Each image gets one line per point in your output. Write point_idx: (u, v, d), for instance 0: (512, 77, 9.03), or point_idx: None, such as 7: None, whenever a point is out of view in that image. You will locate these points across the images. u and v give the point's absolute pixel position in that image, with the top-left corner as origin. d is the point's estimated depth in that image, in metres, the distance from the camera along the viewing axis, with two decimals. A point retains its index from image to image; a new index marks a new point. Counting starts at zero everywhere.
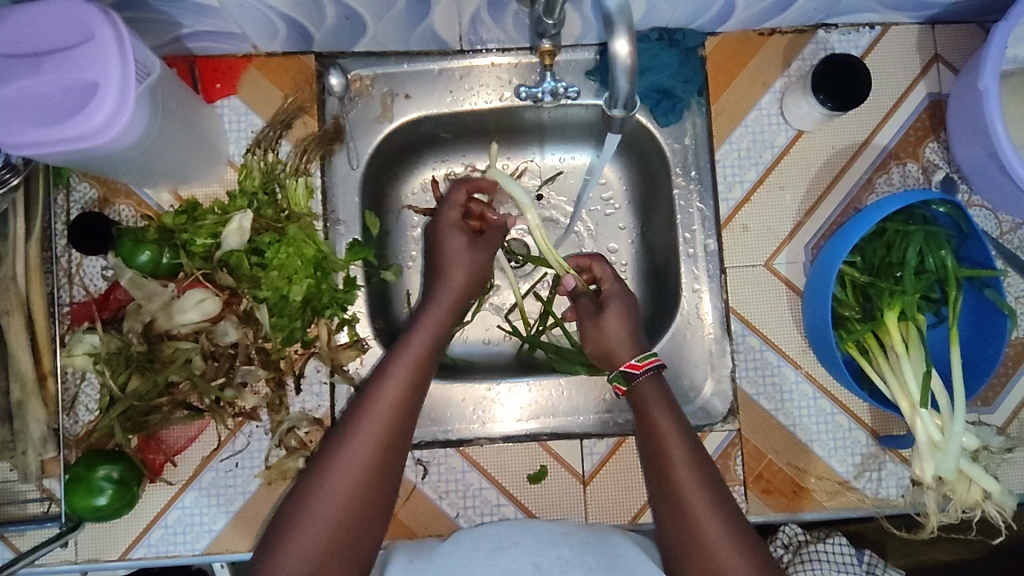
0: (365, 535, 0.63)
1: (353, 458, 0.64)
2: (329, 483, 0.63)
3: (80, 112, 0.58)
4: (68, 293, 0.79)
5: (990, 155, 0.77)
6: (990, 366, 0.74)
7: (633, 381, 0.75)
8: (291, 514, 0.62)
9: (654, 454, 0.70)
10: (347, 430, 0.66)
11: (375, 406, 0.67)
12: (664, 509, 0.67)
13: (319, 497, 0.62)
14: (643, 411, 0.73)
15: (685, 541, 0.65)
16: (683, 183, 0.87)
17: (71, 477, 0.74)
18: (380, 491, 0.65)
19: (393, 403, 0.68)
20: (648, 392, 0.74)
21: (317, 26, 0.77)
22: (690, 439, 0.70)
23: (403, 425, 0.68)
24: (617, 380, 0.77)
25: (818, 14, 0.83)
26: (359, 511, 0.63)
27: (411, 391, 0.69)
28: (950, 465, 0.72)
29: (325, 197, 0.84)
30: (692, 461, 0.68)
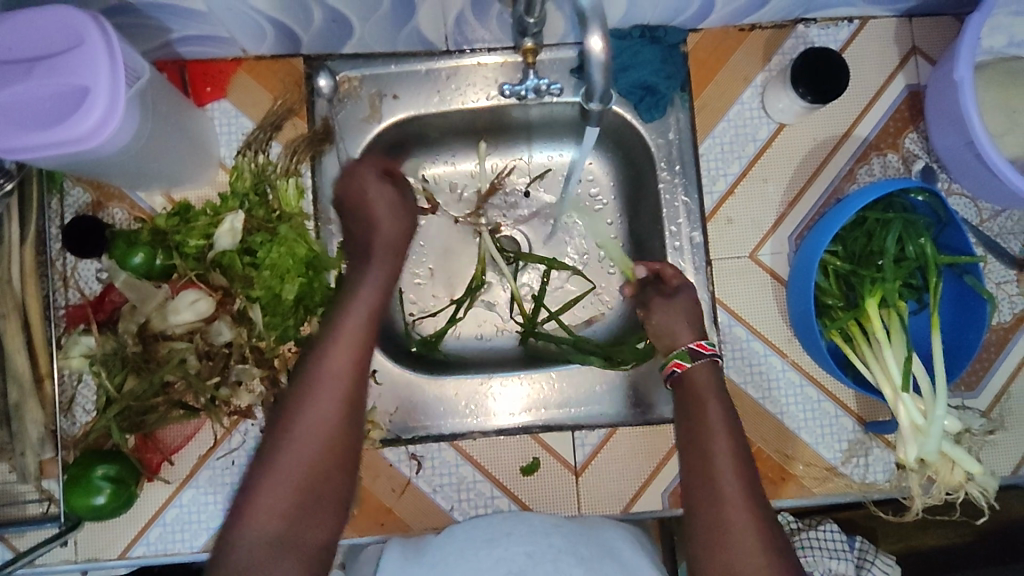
0: (332, 492, 0.64)
1: (314, 415, 0.65)
2: (290, 441, 0.64)
3: (71, 116, 0.59)
4: (64, 296, 0.80)
5: (967, 145, 0.79)
6: (970, 350, 0.76)
7: (699, 360, 0.77)
8: (256, 474, 0.64)
9: (697, 444, 0.71)
10: (304, 389, 0.67)
11: (331, 362, 0.68)
12: (694, 494, 0.69)
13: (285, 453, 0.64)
14: (696, 392, 0.75)
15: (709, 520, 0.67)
16: (668, 177, 0.87)
17: (70, 477, 0.75)
18: (344, 449, 0.66)
19: (348, 360, 0.68)
20: (698, 379, 0.76)
21: (304, 29, 0.79)
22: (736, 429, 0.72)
23: (358, 380, 0.68)
24: (681, 355, 0.77)
25: (796, 9, 0.84)
26: (325, 468, 0.64)
27: (363, 347, 0.70)
28: (933, 448, 0.74)
29: (316, 198, 0.85)
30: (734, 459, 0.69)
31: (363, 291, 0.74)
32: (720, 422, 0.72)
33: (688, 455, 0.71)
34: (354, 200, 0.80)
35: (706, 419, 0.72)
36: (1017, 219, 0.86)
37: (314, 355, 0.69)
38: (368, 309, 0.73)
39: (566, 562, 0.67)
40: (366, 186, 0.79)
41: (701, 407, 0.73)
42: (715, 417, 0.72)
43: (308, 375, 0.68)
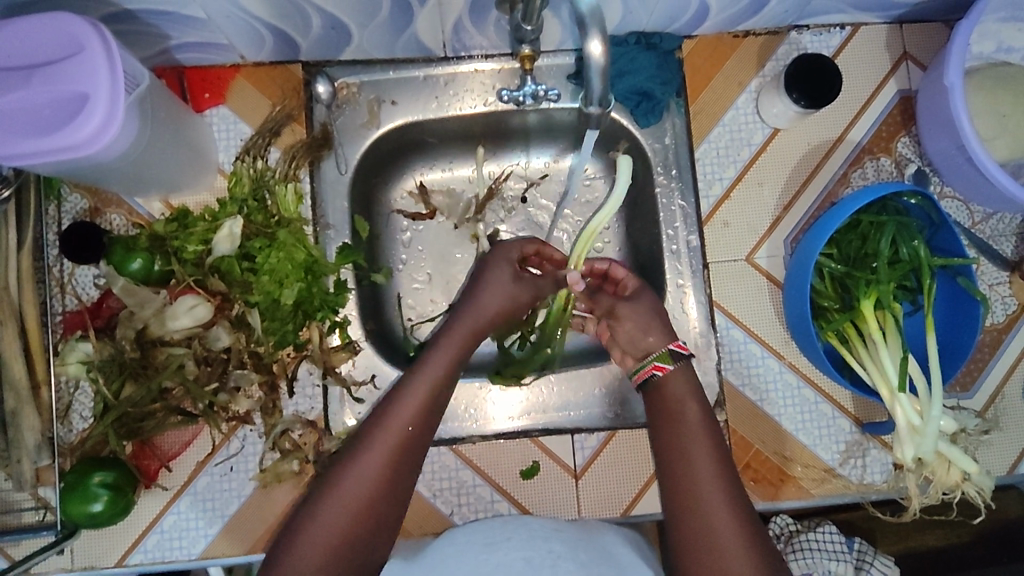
0: (383, 525, 0.67)
1: (380, 449, 0.68)
2: (353, 473, 0.67)
3: (70, 123, 0.59)
4: (61, 302, 0.80)
5: (958, 148, 0.80)
6: (964, 351, 0.76)
7: (677, 362, 0.78)
8: (316, 498, 0.66)
9: (675, 445, 0.73)
10: (375, 421, 0.70)
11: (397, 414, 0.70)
12: (675, 496, 0.71)
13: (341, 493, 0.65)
14: (669, 397, 0.77)
15: (693, 526, 0.68)
16: (665, 181, 0.88)
17: (67, 484, 0.74)
18: (400, 485, 0.68)
19: (421, 401, 0.71)
20: (674, 387, 0.77)
21: (303, 35, 0.79)
22: (714, 434, 0.74)
23: (427, 423, 0.71)
24: (660, 357, 0.78)
25: (789, 16, 0.86)
26: (381, 502, 0.67)
27: (438, 392, 0.72)
28: (929, 447, 0.74)
29: (315, 203, 0.85)
30: (715, 460, 0.71)
31: (446, 341, 0.77)
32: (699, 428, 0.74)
33: (669, 463, 0.73)
34: (481, 290, 0.81)
35: (684, 427, 0.74)
36: (1008, 221, 0.87)
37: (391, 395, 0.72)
38: (453, 357, 0.76)
39: (565, 567, 0.68)
40: (497, 282, 0.82)
41: (678, 414, 0.75)
42: (693, 423, 0.74)
43: (382, 410, 0.71)
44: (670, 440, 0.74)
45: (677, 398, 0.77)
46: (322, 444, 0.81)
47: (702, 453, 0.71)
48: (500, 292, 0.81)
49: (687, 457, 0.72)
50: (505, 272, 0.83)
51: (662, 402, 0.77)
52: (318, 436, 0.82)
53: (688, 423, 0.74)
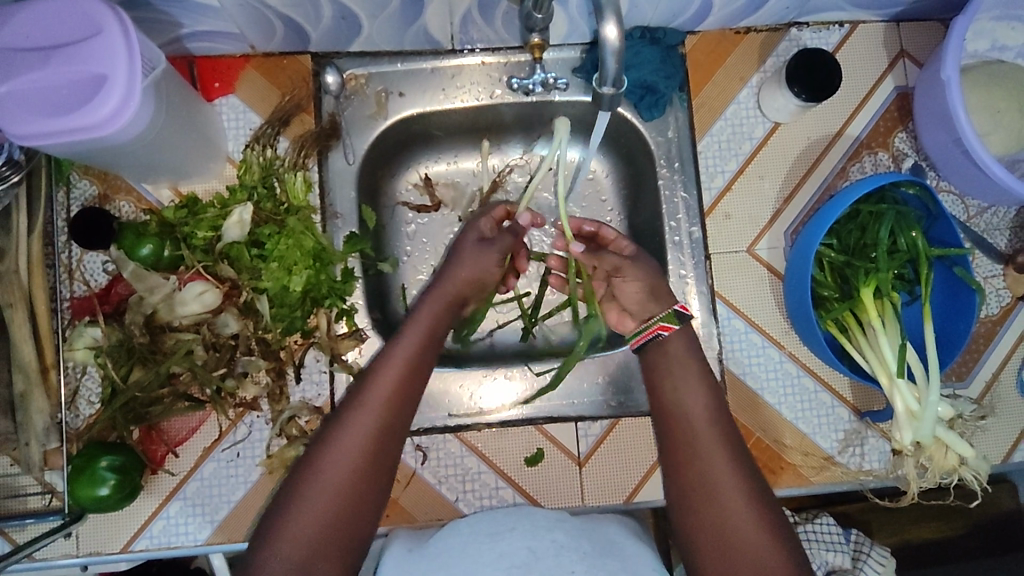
0: (371, 505, 0.66)
1: (354, 436, 0.66)
2: (332, 454, 0.65)
3: (88, 104, 0.60)
4: (69, 288, 0.80)
5: (954, 142, 0.82)
6: (961, 339, 0.78)
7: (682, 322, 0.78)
8: (296, 484, 0.64)
9: (676, 414, 0.73)
10: (352, 400, 0.69)
11: (372, 396, 0.68)
12: (679, 464, 0.70)
13: (315, 482, 0.64)
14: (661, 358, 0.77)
15: (699, 495, 0.67)
16: (668, 174, 0.90)
17: (74, 468, 0.74)
18: (384, 462, 0.67)
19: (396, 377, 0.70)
20: (676, 352, 0.77)
21: (314, 25, 0.80)
22: (716, 401, 0.73)
23: (406, 399, 0.70)
24: (665, 318, 0.78)
25: (790, 13, 0.88)
26: (364, 482, 0.65)
27: (413, 367, 0.72)
28: (927, 432, 0.76)
29: (323, 192, 0.86)
30: (716, 426, 0.71)
31: (418, 320, 0.76)
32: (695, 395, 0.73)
33: (670, 435, 0.72)
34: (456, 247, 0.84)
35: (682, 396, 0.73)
36: (1002, 215, 0.89)
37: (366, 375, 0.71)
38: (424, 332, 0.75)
39: (568, 557, 0.67)
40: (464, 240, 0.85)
41: (672, 379, 0.75)
42: (689, 391, 0.73)
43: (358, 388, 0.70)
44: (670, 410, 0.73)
45: (671, 356, 0.76)
46: None
47: (702, 421, 0.71)
48: (472, 260, 0.82)
49: (690, 425, 0.71)
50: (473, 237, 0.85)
51: (656, 368, 0.77)
52: None
53: (683, 390, 0.74)
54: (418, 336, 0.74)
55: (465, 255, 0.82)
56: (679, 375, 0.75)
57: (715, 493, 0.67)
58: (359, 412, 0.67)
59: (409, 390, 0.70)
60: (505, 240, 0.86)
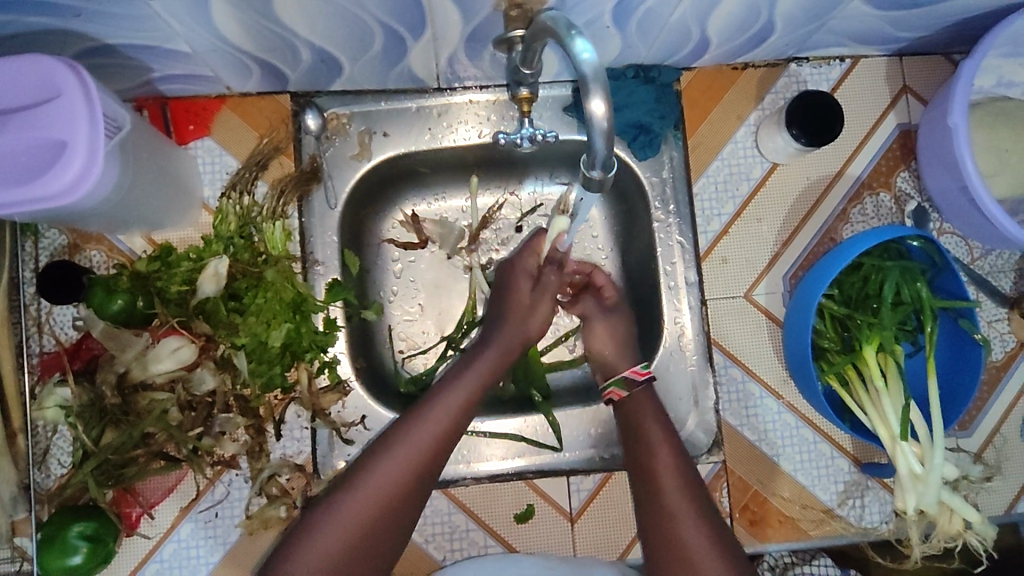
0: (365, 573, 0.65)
1: (391, 467, 0.67)
2: (337, 516, 0.64)
3: (48, 171, 0.56)
4: (38, 343, 0.77)
5: (960, 189, 0.79)
6: (967, 395, 0.75)
7: (635, 387, 0.76)
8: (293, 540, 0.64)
9: (647, 492, 0.71)
10: (386, 444, 0.69)
11: (418, 434, 0.69)
12: (651, 539, 0.68)
13: (343, 507, 0.65)
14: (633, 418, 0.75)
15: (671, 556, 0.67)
16: (663, 217, 0.86)
17: (44, 536, 0.72)
18: (386, 529, 0.66)
19: (426, 442, 0.69)
20: (631, 403, 0.76)
21: (292, 68, 0.77)
22: (688, 479, 0.71)
23: (428, 467, 0.68)
24: (617, 383, 0.77)
25: (790, 49, 0.84)
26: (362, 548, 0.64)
27: (446, 434, 0.70)
28: (932, 497, 0.73)
29: (303, 239, 0.83)
30: (689, 503, 0.69)
31: (473, 363, 0.76)
32: (667, 460, 0.72)
33: (642, 502, 0.71)
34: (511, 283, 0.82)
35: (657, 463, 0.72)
36: (1007, 257, 0.86)
37: (392, 435, 0.69)
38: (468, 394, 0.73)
39: None
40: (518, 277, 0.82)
41: (644, 443, 0.73)
42: (662, 458, 0.72)
43: (381, 447, 0.68)
44: (642, 472, 0.72)
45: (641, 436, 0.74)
46: (311, 489, 0.80)
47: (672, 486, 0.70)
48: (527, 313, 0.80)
49: (663, 502, 0.69)
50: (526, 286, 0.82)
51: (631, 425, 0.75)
52: (306, 480, 0.80)
53: (657, 454, 0.72)
54: (476, 380, 0.74)
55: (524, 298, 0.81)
56: (650, 437, 0.73)
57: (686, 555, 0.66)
58: (401, 447, 0.68)
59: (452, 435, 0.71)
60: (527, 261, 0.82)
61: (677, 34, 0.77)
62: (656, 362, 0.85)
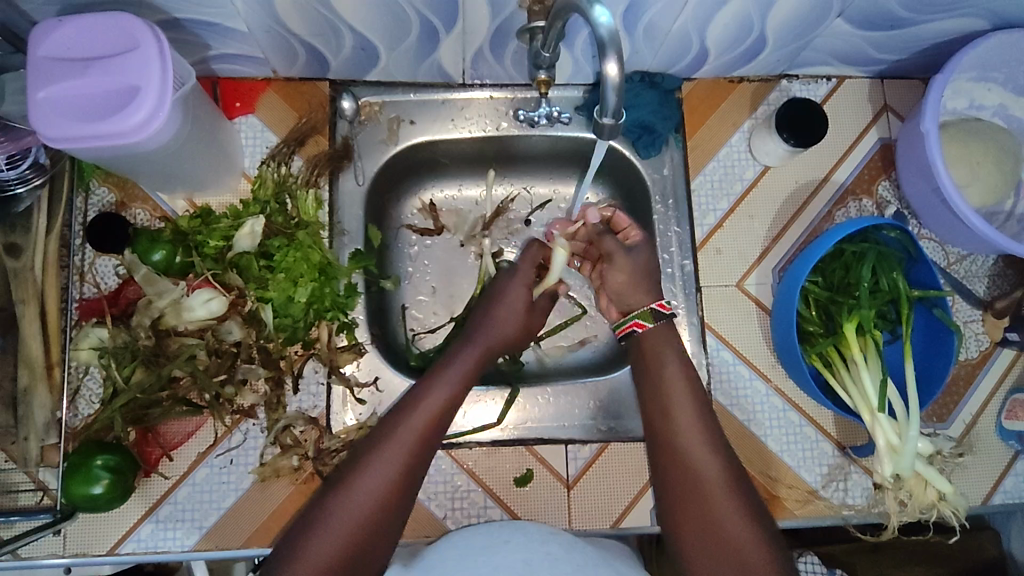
0: (389, 530, 0.69)
1: (393, 453, 0.72)
2: (350, 496, 0.68)
3: (120, 112, 0.64)
4: (79, 290, 0.83)
5: (933, 192, 0.87)
6: (940, 378, 0.81)
7: (659, 321, 0.83)
8: (309, 522, 0.68)
9: (663, 427, 0.76)
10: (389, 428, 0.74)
11: (412, 421, 0.74)
12: (671, 471, 0.73)
13: (358, 484, 0.69)
14: (653, 364, 0.80)
15: (688, 491, 0.71)
16: (662, 209, 0.94)
17: (70, 465, 0.76)
18: (398, 505, 0.70)
19: (419, 429, 0.74)
20: (651, 348, 0.82)
21: (335, 54, 0.86)
22: (702, 413, 0.77)
23: (423, 449, 0.73)
24: (641, 315, 0.83)
25: (781, 65, 0.94)
26: (385, 511, 0.69)
27: (444, 414, 0.76)
28: (907, 466, 0.79)
29: (332, 210, 0.90)
30: (702, 437, 0.74)
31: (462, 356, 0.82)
32: (684, 399, 0.77)
33: (662, 449, 0.75)
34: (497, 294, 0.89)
35: (675, 406, 0.77)
36: (981, 263, 0.93)
37: (397, 414, 0.75)
38: (454, 384, 0.79)
39: (563, 568, 0.70)
40: (508, 284, 0.90)
41: (660, 395, 0.78)
42: (680, 397, 0.77)
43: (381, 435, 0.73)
44: (661, 411, 0.77)
45: (660, 376, 0.79)
46: (322, 442, 0.83)
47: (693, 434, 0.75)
48: (512, 314, 0.87)
49: (681, 436, 0.75)
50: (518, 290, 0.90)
51: (651, 372, 0.80)
52: (319, 433, 0.84)
53: (677, 405, 0.77)
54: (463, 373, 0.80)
55: (503, 308, 0.87)
56: (669, 378, 0.79)
57: (707, 498, 0.70)
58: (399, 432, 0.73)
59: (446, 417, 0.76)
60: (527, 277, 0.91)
61: (679, 43, 0.86)
62: None
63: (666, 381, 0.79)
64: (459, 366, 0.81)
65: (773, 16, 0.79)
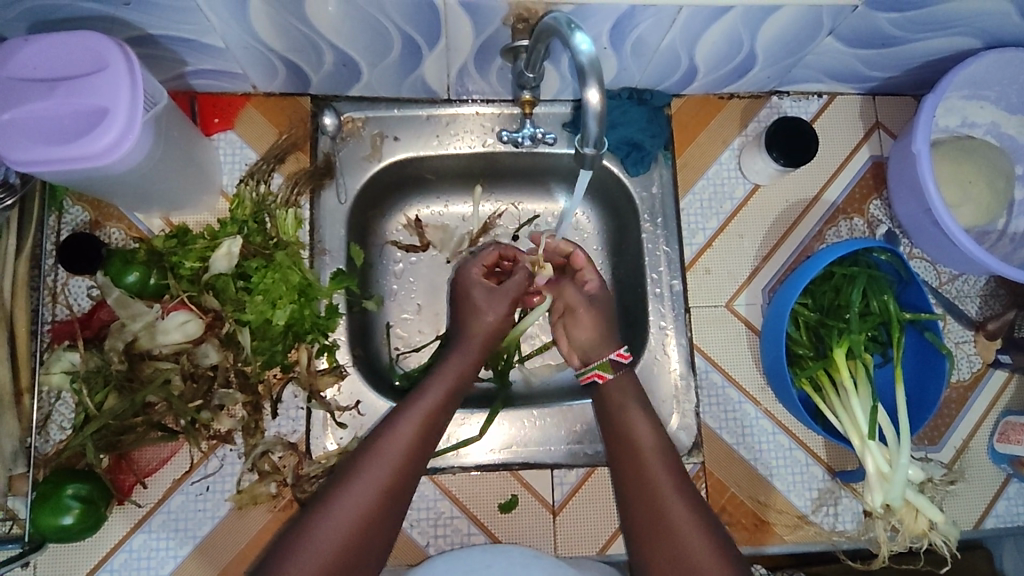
0: (374, 549, 0.67)
1: (379, 467, 0.70)
2: (334, 511, 0.66)
3: (88, 134, 0.62)
4: (51, 311, 0.81)
5: (925, 212, 0.85)
6: (931, 403, 0.80)
7: (619, 370, 0.82)
8: (294, 538, 0.65)
9: (627, 466, 0.76)
10: (376, 440, 0.72)
11: (400, 433, 0.72)
12: (637, 510, 0.72)
13: (343, 498, 0.67)
14: (614, 407, 0.80)
15: (655, 529, 0.70)
16: (651, 229, 0.92)
17: (39, 495, 0.73)
18: (383, 523, 0.68)
19: (409, 440, 0.72)
20: (613, 392, 0.82)
21: (315, 70, 0.83)
22: (668, 452, 0.76)
23: (414, 462, 0.71)
24: (602, 366, 0.83)
25: (771, 82, 0.92)
26: (370, 528, 0.67)
27: (432, 426, 0.75)
28: (897, 494, 0.77)
29: (313, 228, 0.88)
30: (668, 473, 0.74)
31: (448, 368, 0.81)
32: (649, 437, 0.77)
33: (630, 489, 0.74)
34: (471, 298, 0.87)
35: (640, 446, 0.76)
36: (972, 283, 0.92)
37: (384, 426, 0.73)
38: (444, 394, 0.77)
39: None
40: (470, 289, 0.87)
41: (627, 432, 0.78)
42: (645, 437, 0.77)
43: (370, 446, 0.71)
44: (627, 449, 0.77)
45: (624, 417, 0.79)
46: (302, 467, 0.81)
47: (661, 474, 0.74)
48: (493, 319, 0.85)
49: (646, 474, 0.74)
50: (483, 292, 0.87)
51: (615, 413, 0.80)
52: (298, 459, 0.82)
53: (643, 444, 0.76)
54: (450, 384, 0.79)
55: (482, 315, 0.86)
56: (631, 415, 0.79)
57: (676, 536, 0.69)
58: (387, 445, 0.71)
59: (433, 429, 0.75)
60: (511, 285, 0.88)
61: (668, 60, 0.84)
62: (639, 365, 0.89)
63: (629, 420, 0.78)
64: (445, 382, 0.79)
65: (763, 34, 0.78)
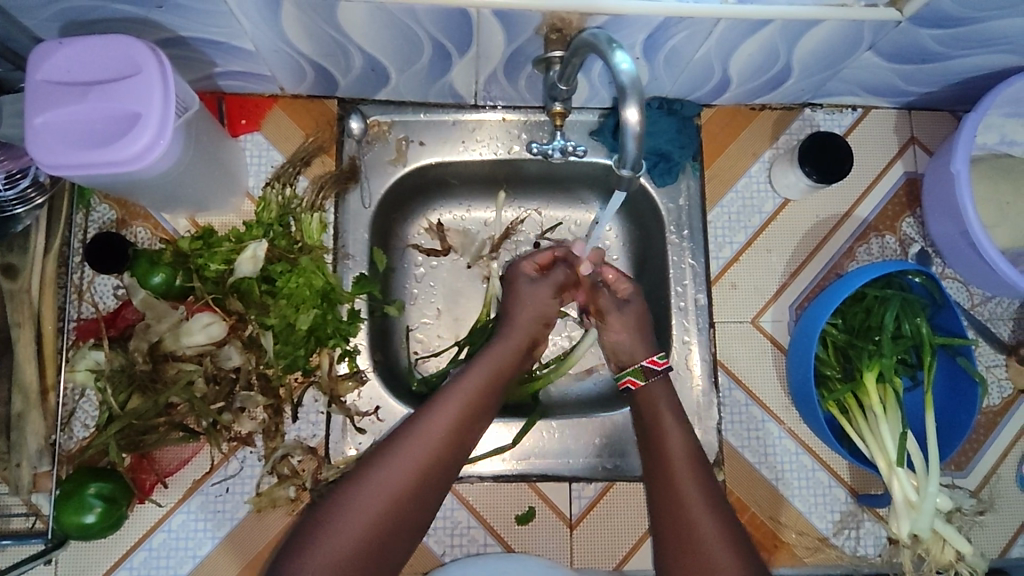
0: (410, 526, 0.68)
1: (427, 437, 0.71)
2: (377, 481, 0.67)
3: (121, 139, 0.62)
4: (76, 309, 0.81)
5: (961, 233, 0.83)
6: (962, 430, 0.78)
7: (651, 378, 0.80)
8: (330, 506, 0.65)
9: (656, 466, 0.74)
10: (424, 413, 0.73)
11: (447, 408, 0.73)
12: (663, 514, 0.70)
13: (386, 468, 0.68)
14: (651, 414, 0.78)
15: (679, 532, 0.68)
16: (676, 240, 0.90)
17: (62, 493, 0.74)
18: (423, 498, 0.69)
19: (454, 417, 0.73)
20: (648, 404, 0.79)
21: (344, 73, 0.83)
22: (696, 453, 0.74)
23: (458, 438, 0.73)
24: (635, 373, 0.81)
25: (805, 94, 0.90)
26: (409, 501, 0.68)
27: (478, 404, 0.75)
28: (925, 524, 0.76)
29: (336, 233, 0.88)
30: (693, 475, 0.72)
31: (497, 349, 0.82)
32: (677, 436, 0.75)
33: (659, 500, 0.71)
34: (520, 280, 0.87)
35: (671, 448, 0.74)
36: (1006, 305, 0.89)
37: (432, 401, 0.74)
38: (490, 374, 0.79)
39: None
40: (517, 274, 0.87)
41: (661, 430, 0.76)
42: (675, 439, 0.75)
43: (413, 420, 0.72)
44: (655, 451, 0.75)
45: (663, 419, 0.77)
46: (320, 472, 0.81)
47: (686, 475, 0.72)
48: (537, 299, 0.86)
49: (672, 476, 0.72)
50: (526, 273, 0.87)
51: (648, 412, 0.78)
52: (317, 463, 0.82)
53: (672, 446, 0.74)
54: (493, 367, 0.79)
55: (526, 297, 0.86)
56: (663, 413, 0.77)
57: (697, 540, 0.67)
58: (433, 417, 0.72)
59: (480, 407, 0.76)
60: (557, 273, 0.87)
61: (701, 71, 0.83)
62: None
63: (659, 420, 0.77)
64: (491, 361, 0.80)
65: (801, 47, 0.76)
